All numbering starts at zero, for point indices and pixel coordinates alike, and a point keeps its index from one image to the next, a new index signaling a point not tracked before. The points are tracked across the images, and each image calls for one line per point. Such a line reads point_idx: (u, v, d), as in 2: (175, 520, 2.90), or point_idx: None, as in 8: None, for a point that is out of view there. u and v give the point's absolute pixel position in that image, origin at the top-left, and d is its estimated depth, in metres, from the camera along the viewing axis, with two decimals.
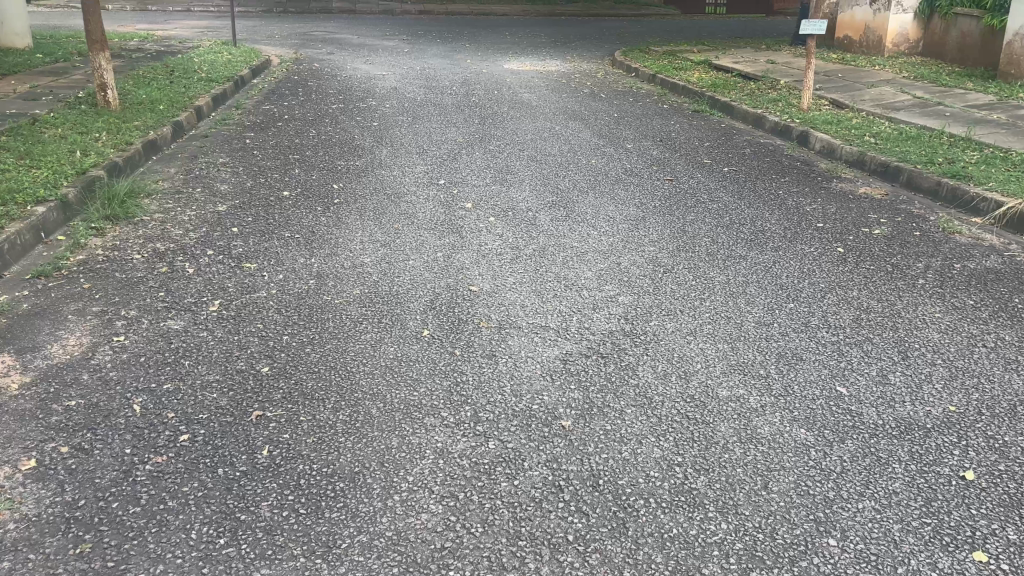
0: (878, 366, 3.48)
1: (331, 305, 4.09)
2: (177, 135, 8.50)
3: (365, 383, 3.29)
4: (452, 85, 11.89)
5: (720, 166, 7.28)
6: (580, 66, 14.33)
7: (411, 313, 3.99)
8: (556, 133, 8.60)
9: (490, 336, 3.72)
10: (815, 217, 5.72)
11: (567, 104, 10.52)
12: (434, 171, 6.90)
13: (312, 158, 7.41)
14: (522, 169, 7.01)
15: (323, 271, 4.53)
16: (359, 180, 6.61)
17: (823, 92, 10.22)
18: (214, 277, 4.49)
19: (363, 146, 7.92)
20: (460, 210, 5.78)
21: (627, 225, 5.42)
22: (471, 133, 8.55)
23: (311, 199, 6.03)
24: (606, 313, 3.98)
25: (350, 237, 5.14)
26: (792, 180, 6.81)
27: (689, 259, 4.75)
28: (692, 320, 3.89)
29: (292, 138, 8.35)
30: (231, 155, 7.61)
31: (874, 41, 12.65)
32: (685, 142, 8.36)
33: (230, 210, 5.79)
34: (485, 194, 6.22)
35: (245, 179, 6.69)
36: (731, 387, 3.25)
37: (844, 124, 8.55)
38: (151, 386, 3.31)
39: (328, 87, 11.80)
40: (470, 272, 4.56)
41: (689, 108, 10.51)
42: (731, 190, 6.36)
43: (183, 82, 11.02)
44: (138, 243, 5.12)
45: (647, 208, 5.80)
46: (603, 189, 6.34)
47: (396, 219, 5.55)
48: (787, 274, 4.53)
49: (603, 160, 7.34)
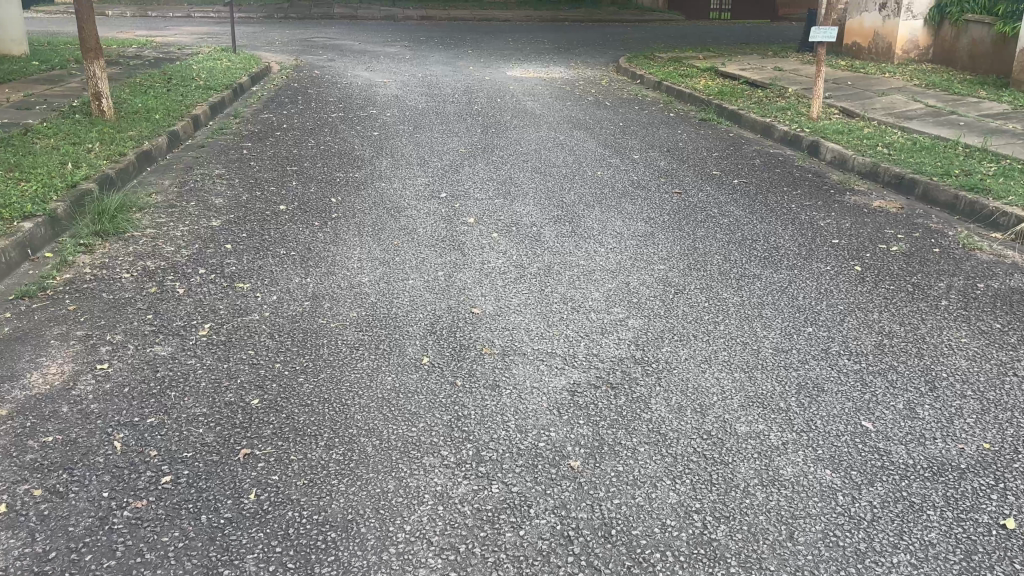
0: (905, 398, 3.28)
1: (326, 329, 3.90)
2: (173, 145, 8.34)
3: (360, 418, 3.09)
4: (455, 93, 11.72)
5: (729, 177, 7.10)
6: (584, 74, 14.16)
7: (410, 338, 3.80)
8: (560, 143, 8.42)
9: (493, 364, 3.52)
10: (829, 233, 5.53)
11: (571, 113, 10.34)
12: (435, 183, 6.72)
13: (310, 169, 7.24)
14: (526, 181, 6.83)
15: (319, 292, 4.34)
16: (358, 192, 6.43)
17: (833, 101, 10.04)
18: (206, 299, 4.31)
19: (363, 157, 7.75)
20: (461, 225, 5.60)
21: (635, 241, 5.23)
22: (473, 143, 8.37)
23: (308, 214, 5.85)
24: (615, 338, 3.79)
25: (348, 254, 4.96)
26: (804, 193, 6.62)
27: (700, 279, 4.56)
28: (706, 346, 3.70)
29: (291, 148, 8.18)
30: (228, 167, 7.44)
31: (883, 48, 12.46)
32: (692, 153, 8.18)
33: (224, 226, 5.62)
34: (488, 208, 6.04)
35: (241, 192, 6.51)
36: (750, 422, 3.06)
37: (855, 134, 8.37)
38: (133, 420, 3.12)
39: (329, 95, 11.63)
40: (472, 292, 4.37)
41: (696, 117, 10.34)
42: (741, 204, 6.18)
43: (182, 90, 10.86)
44: (128, 261, 4.94)
45: (655, 223, 5.62)
46: (609, 202, 6.16)
47: (396, 235, 5.36)
48: (803, 295, 4.34)
49: (608, 172, 7.16)
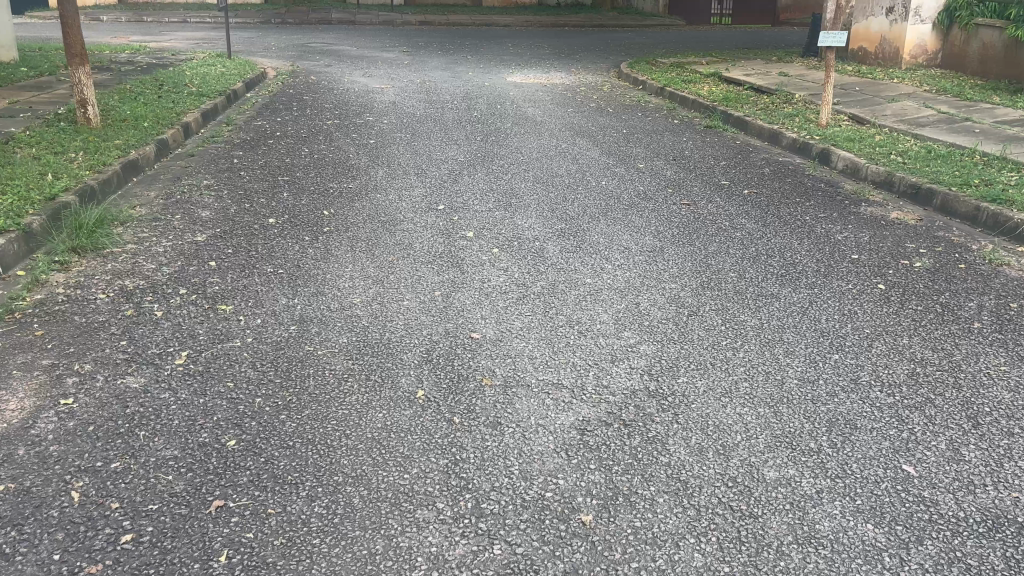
0: (947, 436, 2.97)
1: (312, 357, 3.60)
2: (161, 154, 8.05)
3: (347, 463, 2.80)
4: (453, 99, 11.44)
5: (739, 188, 6.81)
6: (585, 80, 13.89)
7: (404, 367, 3.50)
8: (562, 151, 8.14)
9: (494, 398, 3.22)
10: (848, 247, 5.23)
11: (573, 119, 10.06)
12: (432, 195, 6.43)
13: (303, 180, 6.95)
14: (528, 191, 6.55)
15: (307, 315, 4.05)
16: (351, 204, 6.14)
17: (842, 107, 9.77)
18: (185, 323, 4.02)
19: (358, 166, 7.46)
20: (460, 240, 5.30)
21: (643, 257, 4.95)
22: (472, 151, 8.09)
23: (299, 228, 5.56)
24: (626, 366, 3.50)
25: (339, 272, 4.66)
26: (818, 204, 6.34)
27: (714, 298, 4.27)
28: (725, 375, 3.40)
29: (283, 157, 7.88)
30: (217, 177, 7.15)
31: (890, 53, 12.20)
32: (699, 161, 7.89)
33: (209, 241, 5.33)
34: (488, 220, 5.75)
35: (229, 204, 6.22)
36: (779, 467, 2.77)
37: (867, 142, 8.09)
38: (96, 465, 2.82)
39: (325, 101, 11.35)
40: (470, 314, 4.07)
41: (701, 123, 10.06)
42: (753, 216, 5.89)
43: (173, 97, 10.59)
44: (104, 280, 4.65)
45: (664, 237, 5.33)
46: (615, 215, 5.87)
47: (390, 251, 5.06)
48: (826, 317, 4.04)
49: (614, 182, 6.87)
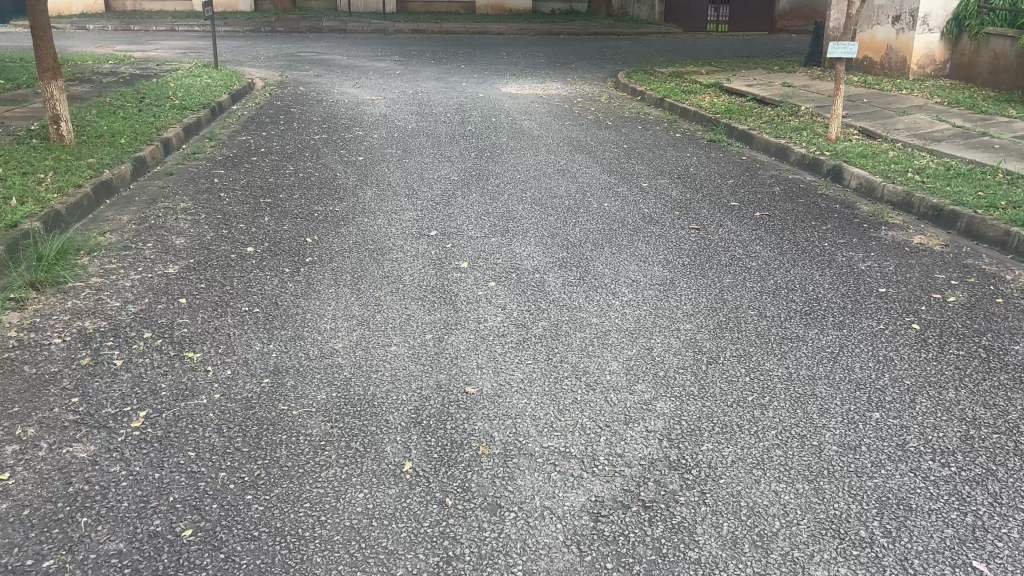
0: (1018, 520, 2.56)
1: (286, 419, 3.18)
2: (137, 173, 7.63)
3: (321, 562, 2.38)
4: (447, 112, 11.04)
5: (749, 209, 6.42)
6: (582, 90, 13.50)
7: (389, 431, 3.08)
8: (561, 169, 7.75)
9: (493, 471, 2.81)
10: (873, 279, 4.84)
11: (571, 134, 9.67)
12: (424, 218, 6.03)
13: (286, 202, 6.54)
14: (526, 214, 6.16)
15: (283, 366, 3.64)
16: (337, 230, 5.73)
17: (851, 120, 9.40)
18: (147, 374, 3.60)
19: (346, 186, 7.05)
20: (453, 272, 4.90)
21: (652, 291, 4.55)
22: (467, 169, 7.69)
23: (279, 258, 5.15)
24: (642, 430, 3.08)
25: (321, 312, 4.25)
26: (835, 228, 5.96)
27: (735, 342, 3.87)
28: (753, 442, 3.00)
29: (267, 176, 7.47)
30: (195, 199, 6.74)
31: (897, 63, 11.86)
32: (705, 179, 7.50)
33: (181, 274, 4.91)
34: (484, 248, 5.35)
35: (206, 231, 5.81)
36: (826, 563, 2.37)
37: (881, 158, 7.71)
38: (25, 564, 2.39)
39: (312, 114, 10.94)
40: (464, 362, 3.66)
41: (704, 137, 9.68)
42: (768, 243, 5.51)
43: (155, 110, 10.17)
44: (62, 321, 4.22)
45: (674, 268, 4.93)
46: (620, 241, 5.48)
47: (377, 286, 4.65)
48: (860, 365, 3.64)
49: (617, 204, 6.48)
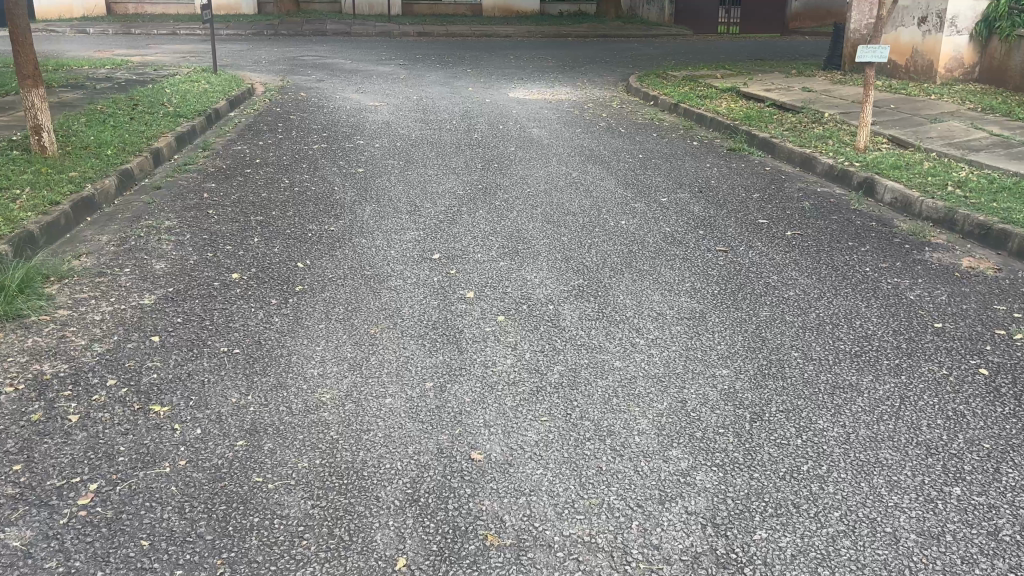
0: None
1: (262, 495, 2.71)
2: (123, 187, 7.17)
3: None
4: (452, 119, 10.57)
5: (779, 227, 5.92)
6: (593, 95, 13.01)
7: (381, 513, 2.60)
8: (574, 182, 7.26)
9: (504, 571, 2.35)
10: (926, 311, 4.35)
11: (583, 142, 9.18)
12: (426, 239, 5.56)
13: (279, 220, 6.08)
14: (537, 234, 5.68)
15: (262, 425, 3.16)
16: (331, 253, 5.25)
17: (879, 127, 8.90)
18: (105, 433, 3.12)
19: (344, 202, 6.58)
20: (458, 303, 4.42)
21: (681, 327, 4.06)
22: (473, 182, 7.21)
23: (267, 286, 4.68)
24: (680, 512, 2.61)
25: (310, 353, 3.78)
26: (874, 249, 5.47)
27: (781, 394, 3.38)
28: (815, 529, 2.54)
29: (259, 190, 7.01)
30: (182, 216, 6.27)
31: (923, 66, 11.33)
32: (729, 193, 7.00)
33: (158, 306, 4.44)
34: (491, 274, 4.88)
35: (189, 254, 5.34)
36: None
37: (916, 170, 7.22)
38: None
39: (312, 121, 10.48)
40: (469, 421, 3.16)
41: (723, 146, 9.18)
42: (803, 268, 5.02)
43: (147, 118, 9.72)
44: (17, 363, 3.74)
45: (703, 299, 4.43)
46: (641, 266, 4.99)
47: (372, 321, 4.17)
48: (928, 423, 3.15)
49: (635, 221, 6.00)
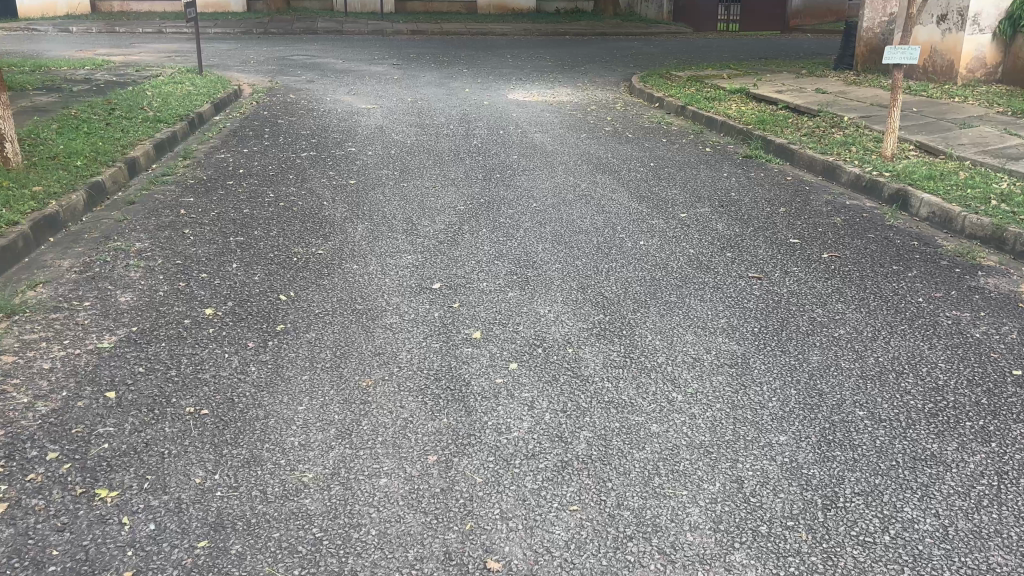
0: None
1: None
2: (93, 202, 6.59)
3: None
4: (449, 123, 10.00)
5: (813, 249, 5.37)
6: (596, 97, 12.44)
7: None
8: (583, 195, 6.71)
9: None
10: (999, 353, 3.80)
11: (589, 149, 8.62)
12: (424, 264, 5.00)
13: (262, 241, 5.51)
14: (548, 257, 5.14)
15: (231, 520, 2.59)
16: (318, 282, 4.68)
17: (905, 133, 8.36)
18: (36, 531, 2.55)
19: (334, 219, 6.01)
20: (463, 345, 3.85)
21: (722, 377, 3.51)
22: (474, 195, 6.66)
23: (245, 324, 4.11)
24: None
25: (293, 417, 3.22)
26: (922, 274, 4.92)
27: (853, 468, 2.83)
28: None
29: (241, 206, 6.43)
30: (155, 237, 5.70)
31: (944, 67, 10.80)
32: (753, 207, 6.45)
33: (118, 351, 3.87)
34: (498, 307, 4.33)
35: (159, 283, 4.76)
36: None
37: (954, 181, 6.68)
38: None
39: (301, 126, 9.89)
40: (481, 511, 2.60)
41: (739, 153, 8.65)
42: (849, 299, 4.48)
43: (124, 124, 9.12)
44: None
45: (743, 340, 3.89)
46: (667, 297, 4.44)
47: (363, 370, 3.60)
48: None
49: (655, 242, 5.45)
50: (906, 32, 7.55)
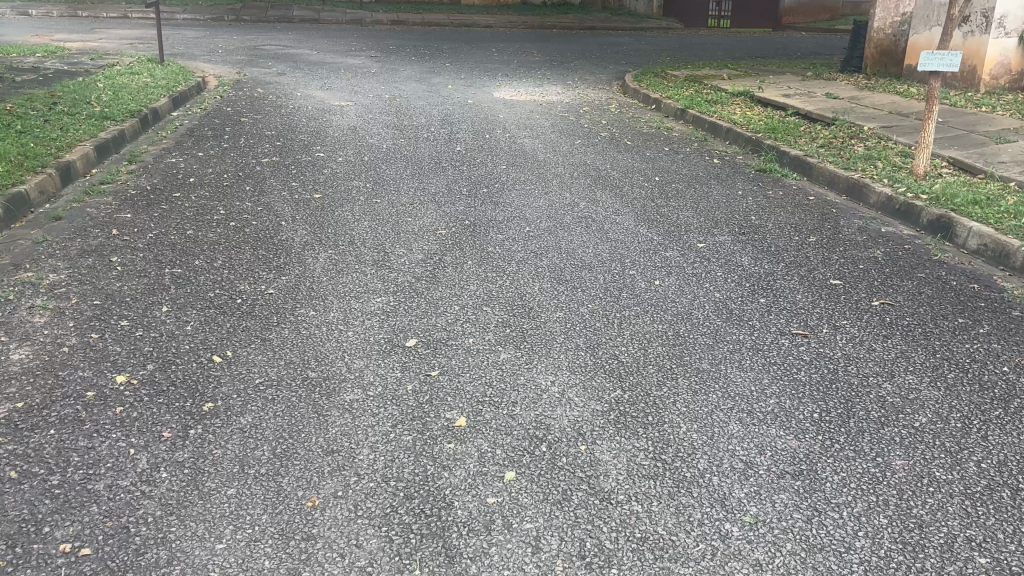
0: None
1: None
2: (12, 217, 5.63)
3: None
4: (430, 125, 9.09)
5: (859, 293, 4.53)
6: (589, 97, 11.57)
7: None
8: (583, 217, 5.83)
9: None
10: None
11: (585, 159, 7.74)
12: (395, 310, 4.11)
13: (205, 274, 4.59)
14: (547, 302, 4.26)
15: None
16: (264, 336, 3.78)
17: (935, 146, 7.55)
18: None
19: (292, 245, 5.10)
20: (443, 436, 2.97)
21: (786, 497, 2.65)
22: (457, 215, 5.78)
23: (164, 401, 3.19)
24: None
25: (206, 564, 2.32)
26: (996, 330, 4.10)
27: None
28: None
29: (186, 225, 5.50)
30: (75, 266, 4.74)
31: (964, 72, 10.01)
32: (780, 236, 5.59)
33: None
34: (489, 374, 3.46)
35: (66, 334, 3.81)
36: None
37: (1004, 207, 5.87)
38: None
39: (267, 125, 8.94)
40: None
41: (751, 165, 7.81)
42: (920, 367, 3.64)
43: (65, 120, 8.11)
44: None
45: (805, 435, 3.03)
46: (699, 365, 3.57)
47: (309, 480, 2.70)
48: None
49: (673, 281, 4.59)
50: (945, 35, 6.72)
